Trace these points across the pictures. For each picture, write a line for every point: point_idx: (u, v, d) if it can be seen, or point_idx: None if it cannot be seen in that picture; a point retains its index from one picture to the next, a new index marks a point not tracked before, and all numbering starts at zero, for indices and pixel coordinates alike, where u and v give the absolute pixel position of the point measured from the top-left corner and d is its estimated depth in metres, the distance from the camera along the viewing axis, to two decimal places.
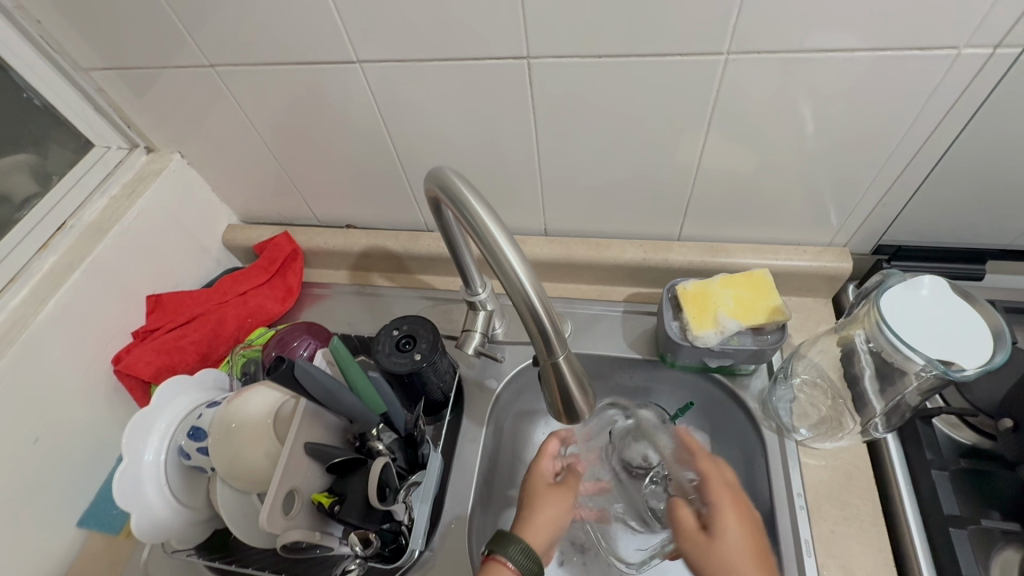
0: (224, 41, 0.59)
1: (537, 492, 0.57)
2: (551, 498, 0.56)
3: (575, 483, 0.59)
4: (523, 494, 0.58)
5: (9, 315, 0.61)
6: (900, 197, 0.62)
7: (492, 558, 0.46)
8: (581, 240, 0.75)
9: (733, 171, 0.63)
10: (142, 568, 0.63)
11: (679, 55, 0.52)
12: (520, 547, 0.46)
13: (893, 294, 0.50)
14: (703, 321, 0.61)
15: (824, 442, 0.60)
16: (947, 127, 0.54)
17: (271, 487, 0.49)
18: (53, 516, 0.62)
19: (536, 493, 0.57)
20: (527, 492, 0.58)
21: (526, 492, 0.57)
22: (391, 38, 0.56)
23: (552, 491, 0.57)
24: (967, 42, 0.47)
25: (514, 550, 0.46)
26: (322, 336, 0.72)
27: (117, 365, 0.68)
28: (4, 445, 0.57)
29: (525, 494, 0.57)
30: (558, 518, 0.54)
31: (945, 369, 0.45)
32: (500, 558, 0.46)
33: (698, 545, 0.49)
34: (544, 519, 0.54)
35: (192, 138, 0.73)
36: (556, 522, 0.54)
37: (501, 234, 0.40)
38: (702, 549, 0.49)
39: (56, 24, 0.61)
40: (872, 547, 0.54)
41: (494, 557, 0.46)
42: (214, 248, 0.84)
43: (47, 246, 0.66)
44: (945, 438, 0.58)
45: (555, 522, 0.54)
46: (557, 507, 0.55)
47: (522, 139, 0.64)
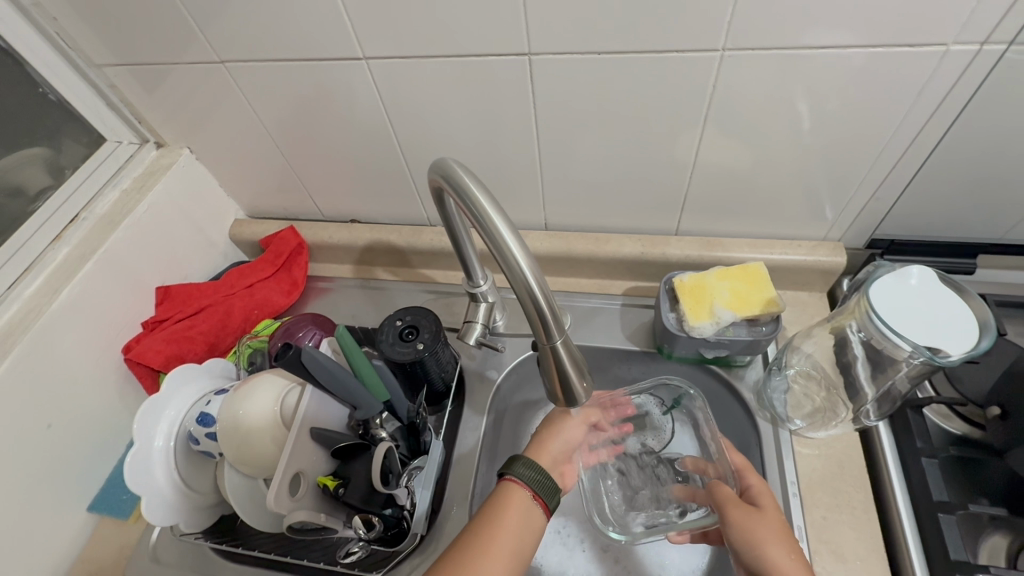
0: (233, 38, 0.61)
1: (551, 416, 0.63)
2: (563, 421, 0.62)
3: (588, 410, 0.65)
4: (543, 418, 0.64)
5: (24, 304, 0.62)
6: (894, 192, 0.64)
7: (504, 477, 0.54)
8: (581, 234, 0.77)
9: (729, 166, 0.65)
10: (151, 551, 0.64)
11: (676, 52, 0.54)
12: (524, 462, 0.54)
13: (881, 284, 0.51)
14: (700, 313, 0.62)
15: (817, 432, 0.61)
16: (937, 122, 0.55)
17: (277, 471, 0.51)
18: (65, 500, 0.64)
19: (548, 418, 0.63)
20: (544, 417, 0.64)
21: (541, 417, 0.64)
22: (395, 35, 0.57)
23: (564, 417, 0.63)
24: (956, 38, 0.48)
25: (520, 466, 0.54)
26: (328, 327, 0.73)
27: (127, 354, 0.70)
28: (19, 429, 0.59)
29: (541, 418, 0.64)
30: (565, 440, 0.61)
31: (931, 356, 0.46)
32: (511, 476, 0.53)
33: (740, 510, 0.51)
34: (551, 438, 0.60)
35: (201, 133, 0.75)
36: (562, 443, 0.61)
37: (502, 221, 0.42)
38: (742, 514, 0.51)
39: (70, 20, 0.63)
40: (863, 533, 0.56)
41: (506, 476, 0.54)
42: (221, 242, 0.86)
43: (60, 238, 0.67)
44: (936, 427, 0.59)
45: (561, 439, 0.60)
46: (565, 429, 0.61)
47: (524, 135, 0.66)
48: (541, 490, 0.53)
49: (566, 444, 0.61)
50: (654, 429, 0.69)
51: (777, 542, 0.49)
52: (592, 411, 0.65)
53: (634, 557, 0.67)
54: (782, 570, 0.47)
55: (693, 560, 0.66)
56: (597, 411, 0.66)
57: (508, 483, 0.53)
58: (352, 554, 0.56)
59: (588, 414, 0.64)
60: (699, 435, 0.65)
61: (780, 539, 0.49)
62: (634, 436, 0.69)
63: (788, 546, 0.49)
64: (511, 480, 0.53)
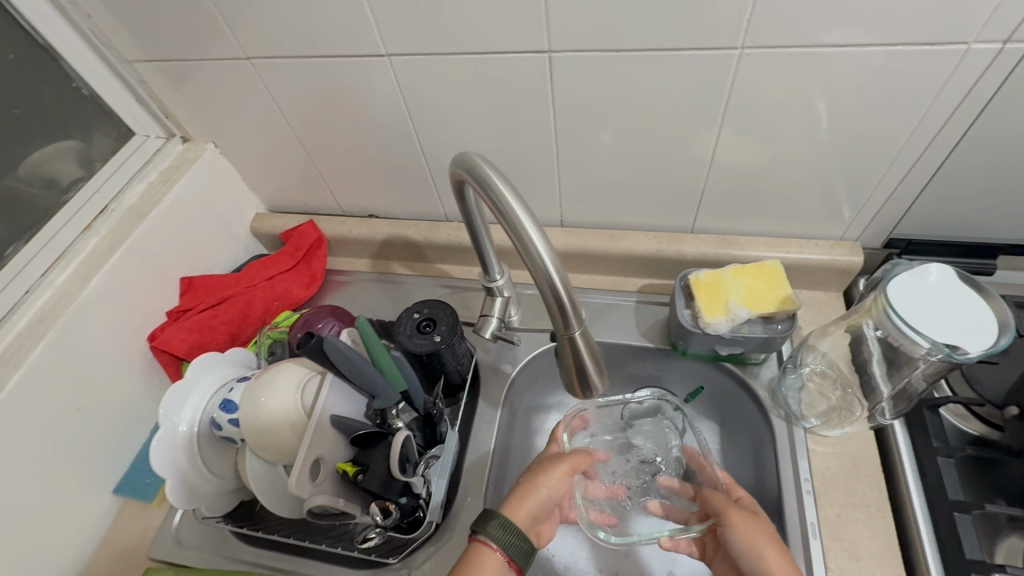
0: (260, 33, 0.62)
1: (532, 468, 0.58)
2: (542, 471, 0.56)
3: (575, 457, 0.58)
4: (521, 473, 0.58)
5: (56, 291, 0.65)
6: (911, 192, 0.64)
7: (477, 537, 0.48)
8: (597, 231, 0.77)
9: (745, 164, 0.65)
10: (173, 533, 0.66)
11: (695, 49, 0.54)
12: (499, 523, 0.48)
13: (900, 282, 0.51)
14: (715, 309, 0.63)
15: (832, 430, 0.61)
16: (958, 119, 0.55)
17: (301, 454, 0.53)
18: (93, 482, 0.66)
19: (531, 468, 0.57)
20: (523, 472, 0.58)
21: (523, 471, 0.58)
22: (418, 33, 0.58)
23: (549, 466, 0.57)
24: (977, 37, 0.48)
25: (494, 524, 0.48)
26: (346, 319, 0.75)
27: (152, 342, 0.72)
28: (50, 411, 0.61)
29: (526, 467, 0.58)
30: (548, 494, 0.54)
31: (950, 352, 0.46)
32: (484, 537, 0.47)
33: (739, 513, 0.52)
34: (529, 490, 0.53)
35: (225, 128, 0.77)
36: (544, 498, 0.54)
37: (525, 214, 0.43)
38: (739, 516, 0.51)
39: (103, 18, 0.65)
40: (877, 531, 0.56)
41: (476, 537, 0.48)
42: (242, 235, 0.87)
43: (90, 228, 0.70)
44: (952, 428, 0.59)
45: (542, 493, 0.54)
46: (548, 481, 0.55)
47: (541, 132, 0.66)
48: (516, 555, 0.47)
49: (547, 499, 0.54)
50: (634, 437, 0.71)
51: (771, 546, 0.49)
52: (580, 456, 0.59)
53: (639, 557, 0.67)
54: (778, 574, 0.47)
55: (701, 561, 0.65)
56: (588, 456, 0.59)
57: (480, 544, 0.47)
58: (370, 540, 0.57)
59: (573, 459, 0.58)
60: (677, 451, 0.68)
61: (771, 539, 0.49)
62: (613, 444, 0.71)
63: (779, 548, 0.49)
64: (481, 545, 0.47)
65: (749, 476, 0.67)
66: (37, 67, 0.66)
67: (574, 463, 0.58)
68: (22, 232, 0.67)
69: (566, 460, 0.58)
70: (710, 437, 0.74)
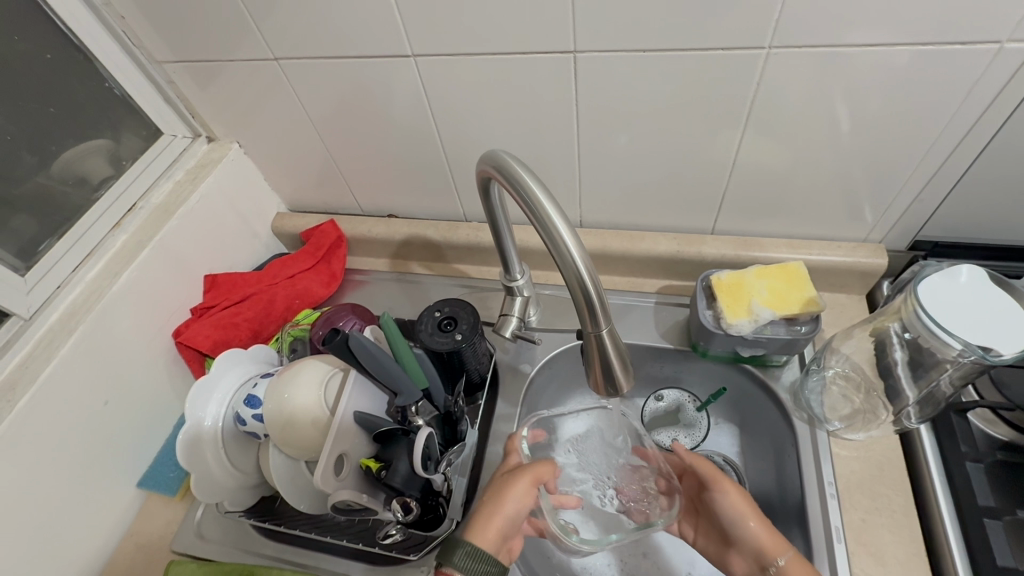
0: (287, 34, 0.63)
1: (495, 484, 0.57)
2: (505, 486, 0.56)
3: (537, 467, 0.58)
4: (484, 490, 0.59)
5: (86, 286, 0.66)
6: (938, 193, 0.63)
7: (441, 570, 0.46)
8: (616, 232, 0.77)
9: (768, 166, 0.65)
10: (195, 527, 0.67)
11: (721, 49, 0.54)
12: (464, 552, 0.45)
13: (930, 283, 0.51)
14: (737, 310, 0.62)
15: (857, 433, 0.60)
16: (988, 120, 0.55)
17: (324, 450, 0.54)
18: (117, 476, 0.67)
19: (495, 483, 0.57)
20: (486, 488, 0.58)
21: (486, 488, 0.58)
22: (444, 33, 0.59)
23: (510, 481, 0.56)
24: (1010, 36, 0.48)
25: (460, 553, 0.46)
26: (367, 317, 0.75)
27: (177, 338, 0.73)
28: (79, 404, 0.63)
29: (489, 486, 0.57)
30: (515, 510, 0.54)
31: (984, 353, 0.46)
32: (449, 570, 0.45)
33: (730, 482, 0.57)
34: (494, 508, 0.54)
35: (250, 128, 0.78)
36: (510, 516, 0.54)
37: (555, 212, 0.43)
38: (731, 486, 0.57)
39: (135, 20, 0.67)
40: (902, 538, 0.55)
41: (442, 569, 0.46)
42: (264, 234, 0.89)
43: (120, 225, 0.71)
44: (980, 433, 0.58)
45: (506, 511, 0.54)
46: (511, 498, 0.55)
47: (563, 132, 0.67)
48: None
49: (513, 517, 0.54)
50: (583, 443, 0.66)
51: (755, 513, 0.55)
52: (540, 464, 0.58)
53: (659, 558, 0.67)
54: (762, 538, 0.53)
55: None
56: (552, 464, 0.59)
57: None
58: (391, 536, 0.57)
59: (533, 468, 0.58)
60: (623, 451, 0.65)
61: (755, 508, 0.55)
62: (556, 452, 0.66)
63: (761, 514, 0.55)
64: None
65: (770, 479, 0.67)
66: (71, 67, 0.68)
67: (537, 474, 0.57)
68: (54, 228, 0.68)
69: (527, 471, 0.57)
70: (729, 440, 0.73)
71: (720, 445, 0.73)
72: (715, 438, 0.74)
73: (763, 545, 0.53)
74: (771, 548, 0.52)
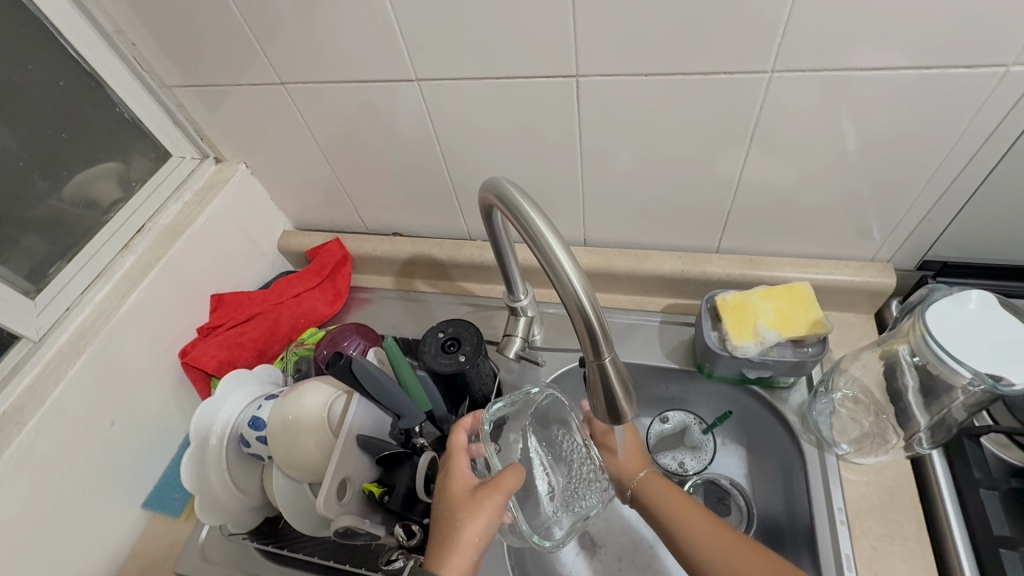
0: (295, 60, 0.64)
1: (463, 505, 0.52)
2: (477, 510, 0.51)
3: (506, 481, 0.53)
4: (445, 507, 0.52)
5: (95, 308, 0.67)
6: (947, 213, 0.62)
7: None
8: (620, 251, 0.77)
9: (773, 186, 0.64)
10: (199, 549, 0.67)
11: (723, 72, 0.55)
12: None
13: (938, 308, 0.50)
14: (743, 332, 0.62)
15: (866, 458, 0.59)
16: (995, 142, 0.54)
17: (327, 475, 0.54)
18: (123, 497, 0.68)
19: (463, 505, 0.52)
20: (449, 506, 0.52)
21: (448, 505, 0.52)
22: (448, 58, 0.60)
23: (474, 500, 0.52)
24: (1016, 60, 0.48)
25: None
26: (371, 337, 0.75)
27: (183, 358, 0.74)
28: (87, 426, 0.63)
29: (450, 504, 0.52)
30: (484, 532, 0.50)
31: (993, 382, 0.45)
32: None
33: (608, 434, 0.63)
34: (469, 538, 0.50)
35: (257, 150, 0.79)
36: (480, 540, 0.50)
37: (556, 240, 0.43)
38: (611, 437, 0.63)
39: (146, 45, 0.68)
40: (915, 566, 0.54)
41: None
42: (270, 252, 0.89)
43: (128, 246, 0.72)
44: (993, 458, 0.57)
45: (481, 539, 0.50)
46: (479, 523, 0.50)
47: (567, 153, 0.67)
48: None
49: (485, 540, 0.51)
50: (544, 432, 0.64)
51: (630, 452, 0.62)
52: (510, 478, 0.53)
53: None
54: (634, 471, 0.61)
55: None
56: (520, 473, 0.54)
57: None
58: (393, 562, 0.58)
59: (503, 484, 0.53)
60: (570, 441, 0.64)
61: (631, 444, 0.63)
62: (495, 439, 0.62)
63: (637, 454, 0.62)
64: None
65: (778, 501, 0.66)
66: (83, 93, 0.69)
67: (508, 491, 0.52)
68: (65, 250, 0.69)
69: (495, 488, 0.52)
70: (735, 462, 0.72)
71: (726, 467, 0.72)
72: (721, 458, 0.73)
73: (625, 472, 0.61)
74: (631, 472, 0.61)
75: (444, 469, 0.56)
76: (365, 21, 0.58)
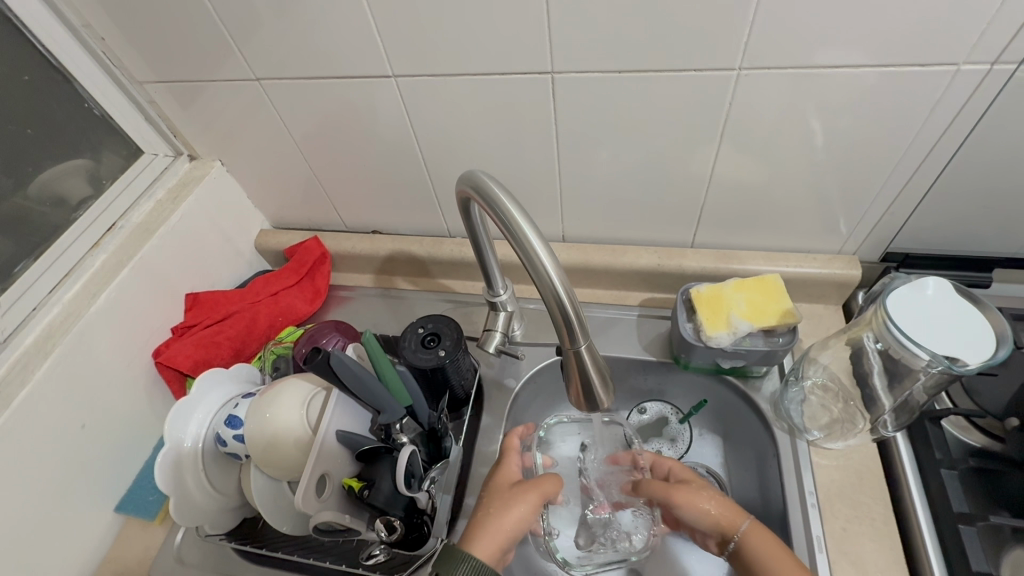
0: (269, 54, 0.64)
1: (501, 495, 0.57)
2: (513, 502, 0.55)
3: (543, 483, 0.57)
4: (486, 495, 0.58)
5: (63, 308, 0.65)
6: (907, 205, 0.65)
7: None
8: (598, 246, 0.78)
9: (743, 181, 0.66)
10: (175, 552, 0.66)
11: (694, 70, 0.56)
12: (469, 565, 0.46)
13: (898, 294, 0.53)
14: (717, 323, 0.63)
15: (835, 442, 0.62)
16: (951, 136, 0.57)
17: (305, 472, 0.53)
18: (94, 502, 0.66)
19: (500, 495, 0.57)
20: (490, 493, 0.58)
21: (490, 494, 0.57)
22: (425, 56, 0.60)
23: (512, 495, 0.56)
24: (966, 59, 0.50)
25: (462, 567, 0.45)
26: (351, 334, 0.75)
27: (157, 358, 0.72)
28: (55, 428, 0.61)
29: (491, 495, 0.57)
30: (516, 525, 0.54)
31: (950, 363, 0.47)
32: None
33: (680, 491, 0.57)
34: (502, 523, 0.53)
35: (233, 147, 0.78)
36: (512, 530, 0.54)
37: (532, 231, 0.43)
38: (682, 493, 0.57)
39: (116, 40, 0.67)
40: (883, 546, 0.56)
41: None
42: (247, 251, 0.88)
43: (98, 244, 0.71)
44: (954, 440, 0.59)
45: (512, 529, 0.54)
46: (515, 512, 0.54)
47: (545, 148, 0.68)
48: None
49: (515, 531, 0.54)
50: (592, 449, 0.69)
51: (710, 501, 0.56)
52: (550, 482, 0.58)
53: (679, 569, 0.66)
54: (717, 519, 0.55)
55: (715, 563, 0.65)
56: (559, 482, 0.59)
57: None
58: (374, 556, 0.58)
59: (544, 486, 0.57)
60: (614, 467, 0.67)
61: (708, 496, 0.56)
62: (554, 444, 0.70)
63: (718, 501, 0.56)
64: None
65: (753, 489, 0.67)
66: (51, 88, 0.68)
67: (545, 493, 0.57)
68: (31, 249, 0.68)
69: (535, 487, 0.57)
70: (712, 451, 0.74)
71: (703, 456, 0.74)
72: (699, 449, 0.74)
73: (722, 526, 0.55)
74: (729, 523, 0.54)
75: (496, 465, 0.62)
76: (343, 18, 0.58)
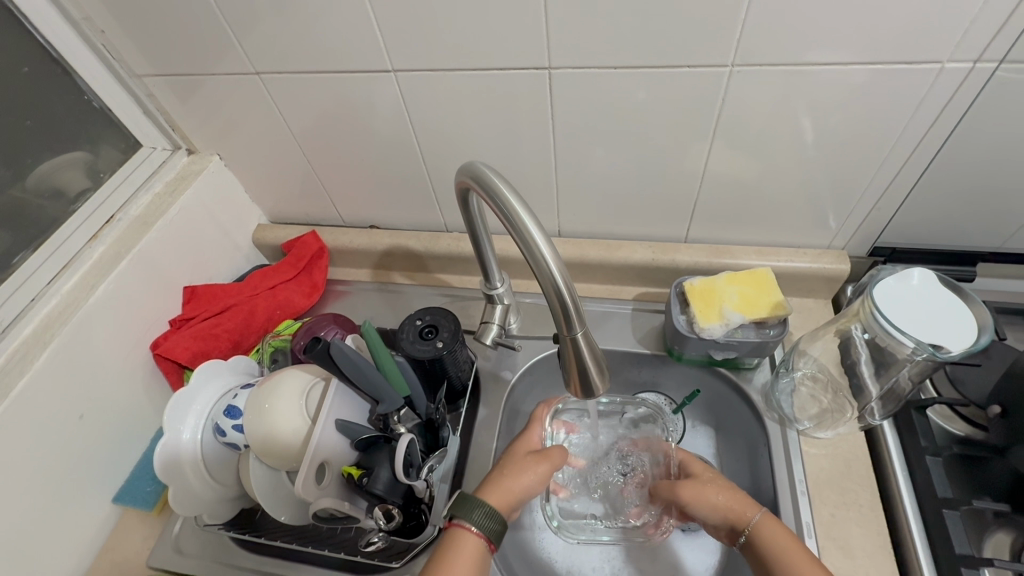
0: (269, 48, 0.65)
1: (515, 459, 0.60)
2: (525, 467, 0.58)
3: (553, 454, 0.60)
4: (503, 458, 0.61)
5: (62, 299, 0.65)
6: (894, 201, 0.66)
7: (454, 521, 0.51)
8: (593, 241, 0.79)
9: (735, 177, 0.68)
10: (173, 541, 0.66)
11: (688, 66, 0.57)
12: (483, 511, 0.51)
13: (886, 286, 0.54)
14: (710, 315, 0.65)
15: (825, 431, 0.63)
16: (936, 133, 0.58)
17: (306, 458, 0.55)
18: (92, 492, 0.66)
19: (515, 459, 0.60)
20: (507, 456, 0.61)
21: (506, 458, 0.61)
22: (424, 51, 0.61)
23: (526, 461, 0.59)
24: (950, 57, 0.52)
25: (477, 512, 0.51)
26: (349, 326, 0.76)
27: (155, 350, 0.73)
28: (53, 418, 0.61)
29: (507, 458, 0.61)
30: (525, 488, 0.57)
31: (934, 351, 0.49)
32: (464, 522, 0.51)
33: (688, 487, 0.59)
34: (512, 485, 0.56)
35: (231, 141, 0.79)
36: (521, 492, 0.57)
37: (532, 223, 0.44)
38: (690, 487, 0.59)
39: (115, 32, 0.67)
40: (870, 530, 0.57)
41: (455, 520, 0.51)
42: (244, 245, 0.89)
43: (97, 236, 0.71)
44: (938, 428, 0.61)
45: (520, 492, 0.56)
46: (527, 476, 0.57)
47: (542, 144, 0.69)
48: (495, 537, 0.51)
49: (524, 492, 0.57)
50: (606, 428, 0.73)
51: (717, 492, 0.57)
52: (559, 453, 0.61)
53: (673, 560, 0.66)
54: (726, 511, 0.56)
55: (710, 550, 0.66)
56: (566, 453, 0.62)
57: (458, 528, 0.51)
58: (374, 544, 0.59)
59: (553, 457, 0.60)
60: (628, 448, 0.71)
61: (716, 489, 0.58)
62: None
63: (725, 491, 0.57)
64: (461, 526, 0.51)
65: (745, 479, 0.69)
66: (51, 80, 0.68)
67: (554, 463, 0.60)
68: (29, 241, 0.68)
69: (546, 457, 0.60)
70: (705, 442, 0.75)
71: (696, 447, 0.75)
72: (691, 440, 0.75)
73: (732, 517, 0.55)
74: (739, 515, 0.55)
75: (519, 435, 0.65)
76: (343, 14, 0.59)
